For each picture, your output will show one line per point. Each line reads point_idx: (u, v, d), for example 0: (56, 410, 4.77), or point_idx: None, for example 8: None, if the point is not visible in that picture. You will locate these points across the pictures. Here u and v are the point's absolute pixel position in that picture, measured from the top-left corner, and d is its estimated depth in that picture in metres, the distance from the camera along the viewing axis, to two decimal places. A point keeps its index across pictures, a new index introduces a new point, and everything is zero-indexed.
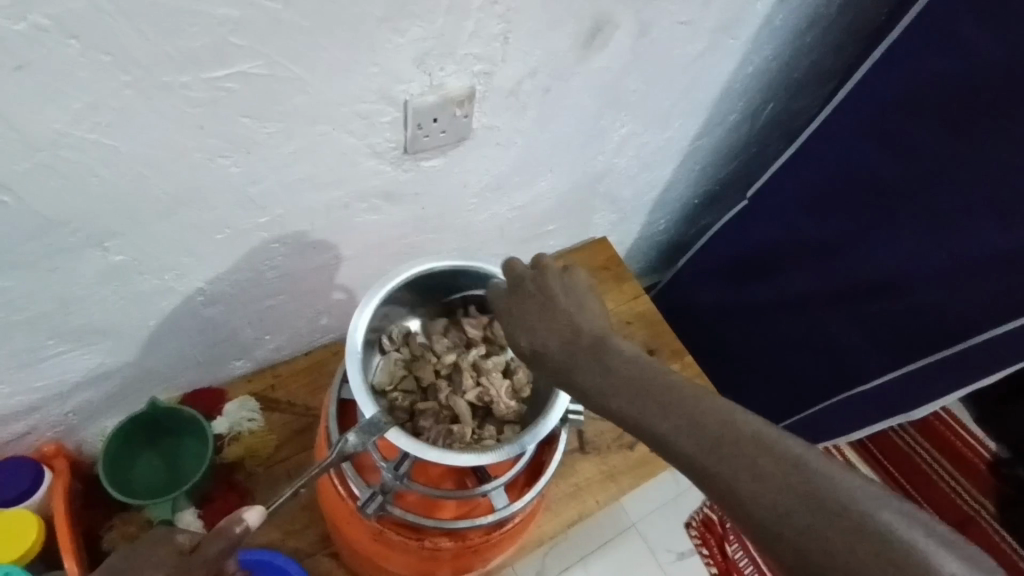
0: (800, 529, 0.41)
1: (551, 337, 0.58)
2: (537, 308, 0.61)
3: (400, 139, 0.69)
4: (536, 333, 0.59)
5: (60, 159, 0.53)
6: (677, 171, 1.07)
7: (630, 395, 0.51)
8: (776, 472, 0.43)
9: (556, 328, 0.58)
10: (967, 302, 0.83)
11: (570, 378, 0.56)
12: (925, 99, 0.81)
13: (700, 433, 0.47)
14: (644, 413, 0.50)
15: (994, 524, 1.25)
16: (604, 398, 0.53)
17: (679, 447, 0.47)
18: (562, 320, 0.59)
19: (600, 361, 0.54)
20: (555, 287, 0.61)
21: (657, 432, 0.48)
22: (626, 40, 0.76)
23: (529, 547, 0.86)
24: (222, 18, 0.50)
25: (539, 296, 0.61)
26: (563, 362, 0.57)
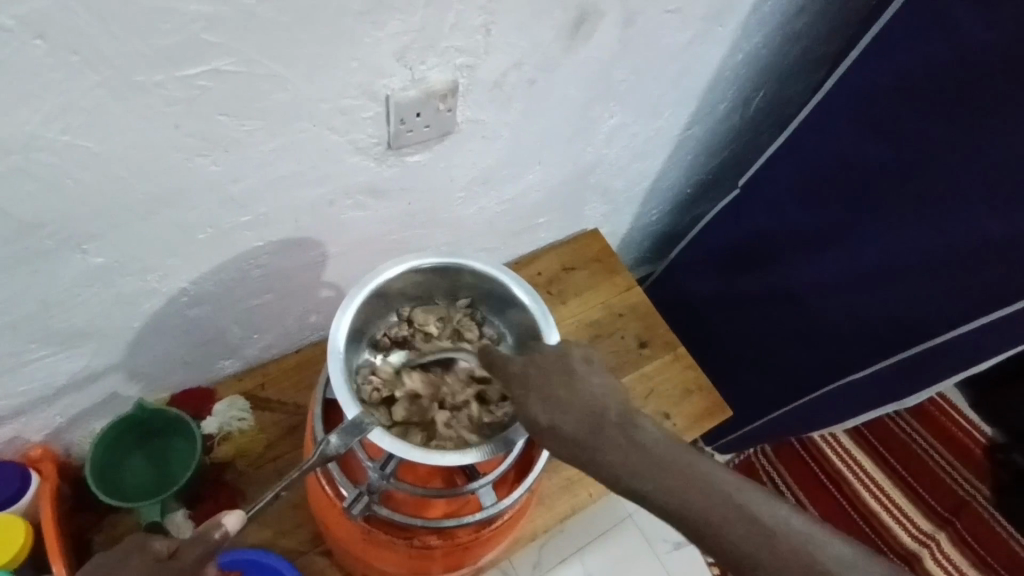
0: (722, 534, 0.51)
1: (569, 414, 0.58)
2: (556, 389, 0.60)
3: (383, 135, 0.68)
4: (558, 410, 0.59)
5: (33, 161, 0.52)
6: (668, 161, 1.06)
7: (660, 473, 0.54)
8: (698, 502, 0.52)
9: (580, 402, 0.59)
10: (959, 288, 0.82)
11: (597, 453, 0.56)
12: (917, 85, 0.80)
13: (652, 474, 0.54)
14: (673, 487, 0.53)
15: (990, 509, 1.28)
16: (633, 473, 0.54)
17: (698, 520, 0.51)
18: (585, 395, 0.59)
19: (619, 436, 0.56)
20: (567, 376, 0.61)
21: (681, 505, 0.52)
22: (613, 29, 0.74)
23: (522, 542, 0.85)
24: (194, 14, 0.49)
25: (556, 376, 0.61)
26: (585, 435, 0.57)
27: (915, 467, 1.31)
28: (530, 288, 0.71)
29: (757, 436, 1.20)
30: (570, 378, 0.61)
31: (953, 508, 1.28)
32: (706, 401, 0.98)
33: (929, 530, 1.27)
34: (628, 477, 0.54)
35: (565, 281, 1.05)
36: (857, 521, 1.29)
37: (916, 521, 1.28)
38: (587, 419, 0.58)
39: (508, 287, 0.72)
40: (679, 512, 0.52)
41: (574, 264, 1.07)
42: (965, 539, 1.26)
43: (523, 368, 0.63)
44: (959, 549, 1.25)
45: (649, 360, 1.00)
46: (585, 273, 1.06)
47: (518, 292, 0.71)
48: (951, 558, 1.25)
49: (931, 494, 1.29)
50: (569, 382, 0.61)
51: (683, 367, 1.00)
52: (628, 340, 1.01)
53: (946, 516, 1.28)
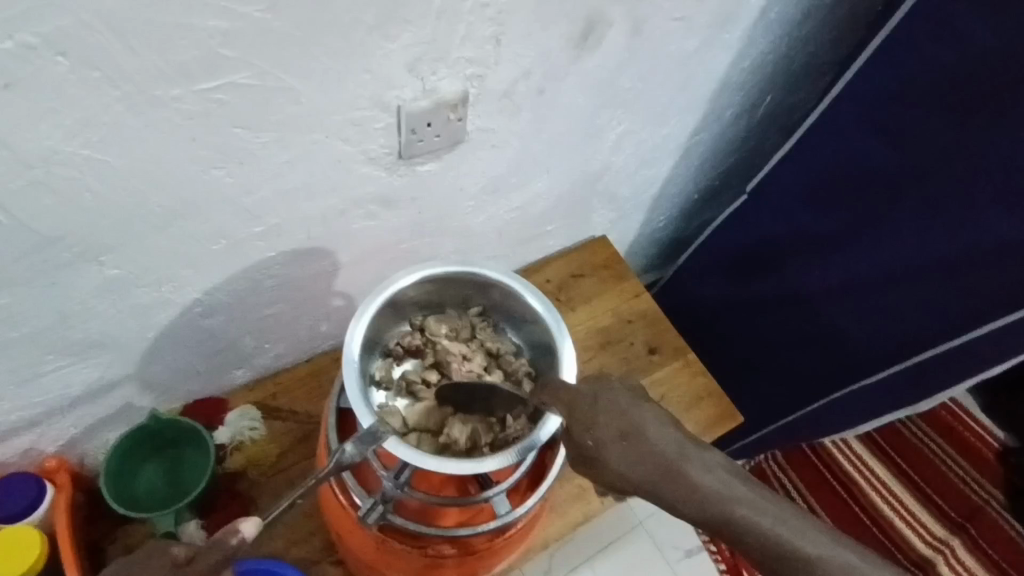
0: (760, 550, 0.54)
1: (651, 456, 0.57)
2: (627, 425, 0.58)
3: (394, 145, 0.69)
4: (628, 449, 0.57)
5: (52, 175, 0.53)
6: (675, 168, 1.07)
7: (744, 507, 0.55)
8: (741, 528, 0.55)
9: (639, 442, 0.57)
10: (970, 293, 0.82)
11: (681, 489, 0.56)
12: (925, 90, 0.80)
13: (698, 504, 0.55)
14: (758, 521, 0.54)
15: (1003, 513, 1.27)
16: (720, 507, 0.55)
17: (784, 555, 0.53)
18: (654, 431, 0.58)
19: (701, 468, 0.57)
20: (626, 407, 0.59)
21: (763, 539, 0.54)
22: (621, 38, 0.75)
23: (534, 550, 0.85)
24: (210, 29, 0.50)
25: (627, 409, 0.59)
26: (663, 471, 0.56)
27: (927, 473, 1.31)
28: (541, 296, 0.71)
29: (768, 441, 1.20)
30: (637, 410, 0.59)
31: (966, 514, 1.27)
32: (718, 407, 0.98)
33: (944, 536, 1.26)
34: (716, 511, 0.55)
35: (574, 288, 1.05)
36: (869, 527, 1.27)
37: (930, 526, 1.26)
38: (667, 455, 0.57)
39: (520, 295, 0.72)
40: (764, 545, 0.54)
41: (582, 271, 1.07)
42: (979, 544, 1.25)
43: (591, 397, 0.60)
44: (973, 555, 1.24)
45: (660, 366, 1.00)
46: (594, 280, 1.06)
47: (530, 299, 0.71)
48: (965, 563, 1.24)
49: (944, 499, 1.29)
50: (636, 414, 0.59)
51: (693, 373, 1.00)
52: (638, 346, 1.01)
53: (959, 521, 1.27)
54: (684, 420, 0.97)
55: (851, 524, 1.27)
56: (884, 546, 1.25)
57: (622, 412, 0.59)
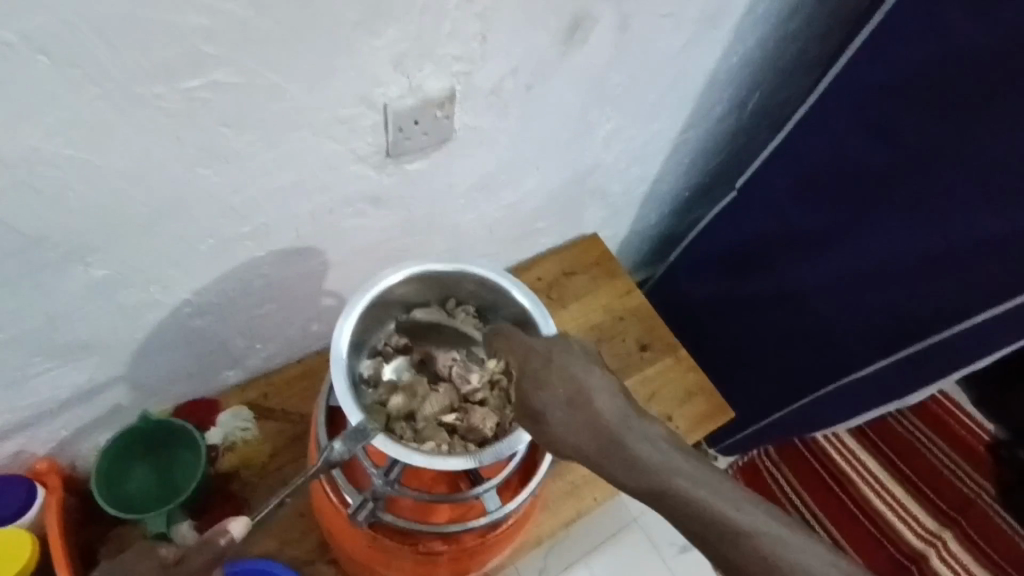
0: (692, 516, 0.51)
1: (591, 418, 0.56)
2: (574, 387, 0.58)
3: (382, 143, 0.69)
4: (572, 407, 0.57)
5: (36, 175, 0.53)
6: (666, 164, 1.07)
7: (678, 477, 0.53)
8: (672, 490, 0.52)
9: (583, 398, 0.57)
10: (957, 285, 0.83)
11: (617, 454, 0.55)
12: (911, 83, 0.80)
13: (626, 458, 0.54)
14: (688, 488, 0.52)
15: (996, 506, 1.25)
16: (654, 473, 0.53)
17: (716, 525, 0.50)
18: (600, 396, 0.57)
19: (639, 437, 0.55)
20: (576, 374, 0.59)
21: (689, 503, 0.51)
22: (607, 33, 0.75)
23: (527, 547, 0.85)
24: (193, 26, 0.50)
25: (575, 372, 0.59)
26: (601, 434, 0.55)
27: (917, 466, 1.30)
28: (529, 292, 0.71)
29: (761, 436, 1.20)
30: (587, 376, 0.59)
31: (957, 507, 1.26)
32: (710, 403, 0.98)
33: (936, 529, 1.25)
34: (649, 478, 0.53)
35: (566, 286, 1.05)
36: (860, 519, 1.30)
37: (923, 519, 1.27)
38: (606, 420, 0.56)
39: (508, 291, 0.72)
40: (695, 515, 0.51)
41: (574, 268, 1.07)
42: (972, 538, 1.24)
43: (544, 355, 0.61)
44: (966, 548, 1.23)
45: (651, 362, 1.00)
46: (584, 278, 1.06)
47: (518, 296, 0.72)
48: (960, 557, 1.23)
49: (934, 492, 1.28)
50: (585, 379, 0.59)
51: (685, 369, 1.00)
52: (629, 343, 1.01)
53: (952, 515, 1.26)
54: (676, 416, 0.97)
55: (841, 516, 1.31)
56: (875, 538, 1.28)
57: (572, 374, 0.59)
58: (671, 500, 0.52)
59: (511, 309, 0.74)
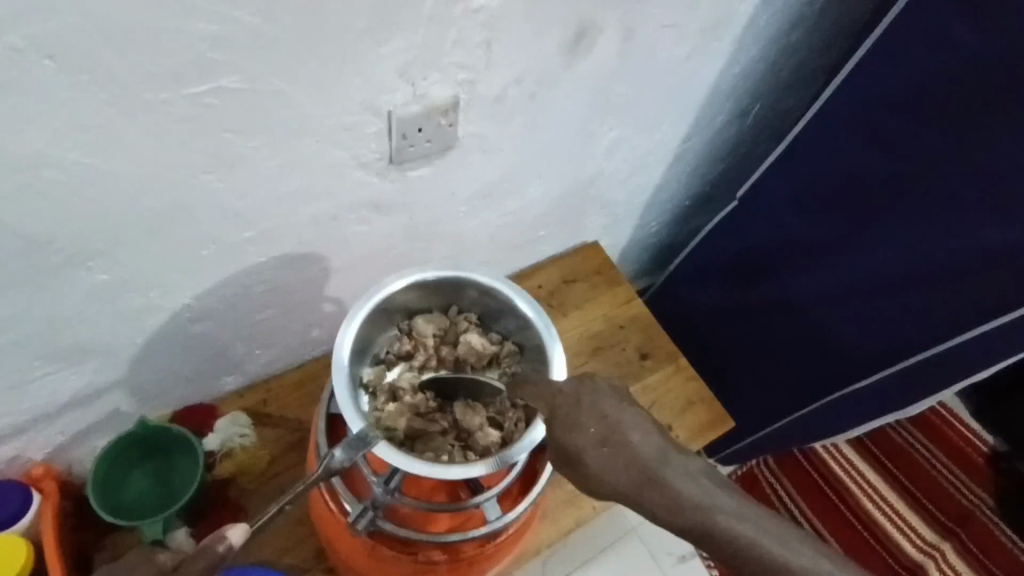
0: (738, 551, 0.53)
1: (632, 462, 0.57)
2: (610, 430, 0.58)
3: (386, 150, 0.69)
4: (613, 449, 0.57)
5: (41, 179, 0.53)
6: (667, 173, 1.07)
7: (719, 512, 0.54)
8: (718, 527, 0.53)
9: (622, 440, 0.57)
10: (958, 297, 0.83)
11: (659, 493, 0.55)
12: (913, 96, 0.81)
13: (670, 498, 0.55)
14: (732, 522, 0.53)
15: (993, 517, 1.28)
16: (695, 510, 0.54)
17: (762, 559, 0.52)
18: (633, 433, 0.58)
19: (679, 475, 0.56)
20: (611, 415, 0.59)
21: (734, 540, 0.53)
22: (611, 44, 0.75)
23: (526, 556, 0.85)
24: (202, 33, 0.50)
25: (609, 415, 0.59)
26: (643, 476, 0.56)
27: (918, 478, 1.31)
28: (532, 301, 0.71)
29: (760, 446, 1.20)
30: (622, 416, 0.59)
31: (957, 518, 1.28)
32: (709, 412, 0.98)
33: (934, 540, 1.26)
34: (694, 517, 0.54)
35: (567, 294, 1.05)
36: (859, 530, 1.28)
37: (921, 531, 1.27)
38: (641, 456, 0.57)
39: (509, 298, 0.72)
40: (741, 550, 0.53)
41: (575, 276, 1.07)
42: (972, 549, 1.25)
43: (572, 398, 0.60)
44: (966, 559, 1.24)
45: (652, 371, 1.00)
46: (585, 286, 1.06)
47: (521, 305, 0.71)
48: (958, 568, 1.24)
49: (934, 504, 1.29)
50: (622, 419, 0.59)
51: (686, 378, 1.00)
52: (629, 351, 1.01)
53: (950, 526, 1.27)
54: (676, 425, 0.97)
55: (840, 527, 1.28)
56: (875, 551, 1.26)
57: (609, 415, 0.59)
58: (718, 538, 0.53)
59: (513, 315, 0.74)
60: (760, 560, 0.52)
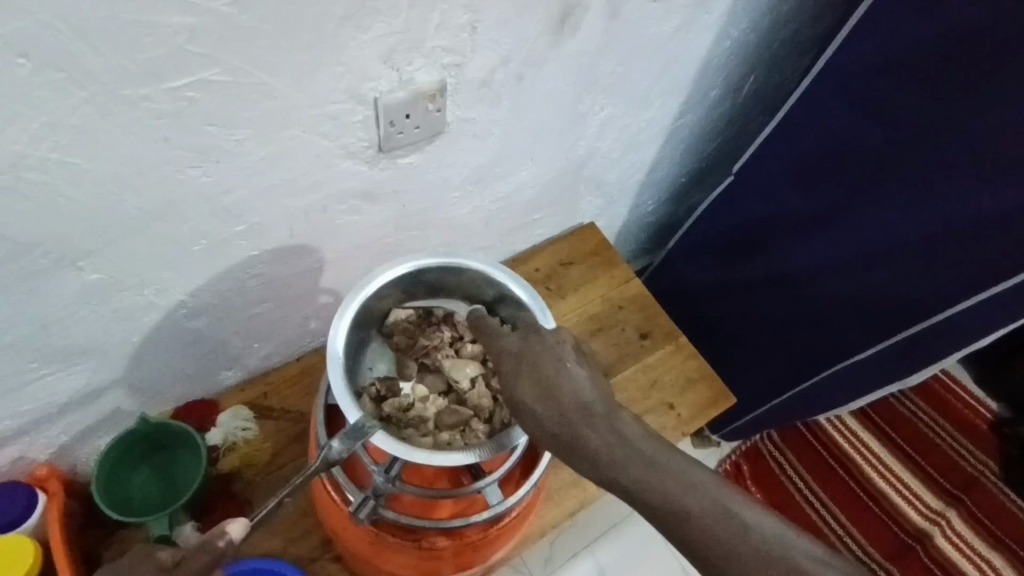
0: (649, 501, 0.51)
1: (556, 414, 0.56)
2: (544, 381, 0.57)
3: (373, 138, 0.68)
4: (544, 401, 0.56)
5: (23, 181, 0.52)
6: (661, 150, 1.06)
7: (637, 466, 0.52)
8: (627, 478, 0.52)
9: (559, 395, 0.56)
10: (957, 265, 0.82)
11: (579, 445, 0.54)
12: (905, 63, 0.80)
13: (589, 449, 0.53)
14: (645, 474, 0.51)
15: (998, 483, 1.28)
16: (615, 464, 0.52)
17: (667, 512, 0.50)
18: (570, 390, 0.57)
19: (606, 432, 0.54)
20: (544, 363, 0.59)
21: (649, 494, 0.51)
22: (598, 21, 0.74)
23: (532, 539, 0.85)
24: (177, 26, 0.49)
25: (548, 367, 0.58)
26: (569, 428, 0.55)
27: (922, 446, 1.32)
28: (525, 284, 0.72)
29: (763, 422, 1.20)
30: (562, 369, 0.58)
31: (962, 485, 1.28)
32: (711, 388, 0.98)
33: (939, 508, 1.26)
34: (610, 468, 0.52)
35: (563, 276, 1.05)
36: (863, 500, 1.28)
37: (926, 499, 1.27)
38: (573, 410, 0.55)
39: (505, 285, 0.72)
40: (653, 505, 0.51)
41: (571, 258, 1.06)
42: (977, 515, 1.26)
43: (516, 355, 0.61)
44: (971, 526, 1.24)
45: (652, 350, 1.00)
46: (582, 267, 1.06)
47: (514, 289, 0.72)
48: (964, 535, 1.24)
49: (939, 472, 1.29)
50: (561, 372, 0.58)
51: (686, 356, 1.00)
52: (628, 331, 1.01)
53: (956, 494, 1.27)
54: (677, 403, 0.97)
55: (844, 497, 1.29)
56: (879, 519, 1.26)
57: (549, 372, 0.58)
58: (635, 490, 0.52)
59: (506, 299, 0.74)
60: (672, 516, 0.50)
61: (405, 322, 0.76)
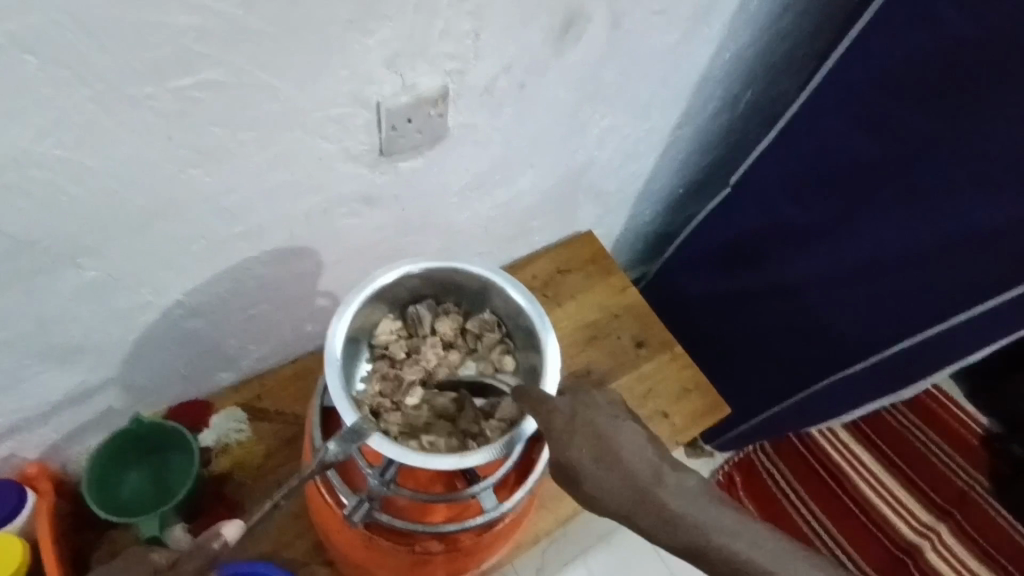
0: (732, 566, 0.53)
1: (625, 480, 0.56)
2: (603, 444, 0.57)
3: (375, 142, 0.68)
4: (612, 471, 0.56)
5: (25, 177, 0.52)
6: (660, 161, 1.07)
7: (716, 531, 0.53)
8: (705, 545, 0.53)
9: (628, 463, 0.56)
10: (953, 280, 0.83)
11: (654, 513, 0.54)
12: (902, 80, 0.81)
13: (663, 515, 0.54)
14: (723, 542, 0.53)
15: (987, 498, 1.29)
16: (692, 530, 0.53)
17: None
18: (630, 451, 0.57)
19: (675, 492, 0.55)
20: (599, 425, 0.58)
21: (732, 561, 0.53)
22: (601, 31, 0.75)
23: (524, 546, 0.85)
24: (184, 26, 0.49)
25: (604, 428, 0.58)
26: (641, 494, 0.55)
27: (912, 459, 1.32)
28: (524, 288, 0.72)
29: (757, 432, 1.20)
30: (617, 431, 0.58)
31: (952, 499, 1.29)
32: (705, 399, 0.98)
33: (930, 522, 1.26)
34: (685, 535, 0.53)
35: (561, 284, 1.05)
36: (855, 512, 1.28)
37: (916, 513, 1.27)
38: (640, 478, 0.56)
39: (503, 289, 0.72)
40: (734, 571, 0.53)
41: (569, 266, 1.07)
42: (966, 529, 1.26)
43: (567, 414, 0.59)
44: (960, 540, 1.25)
45: (647, 359, 1.00)
46: (580, 275, 1.06)
47: (513, 293, 0.72)
48: (954, 549, 1.24)
49: (929, 485, 1.30)
50: (618, 432, 0.58)
51: (681, 365, 1.00)
52: (625, 340, 1.01)
53: (945, 508, 1.28)
54: (672, 413, 0.97)
55: (836, 509, 1.29)
56: (871, 532, 1.27)
57: (605, 432, 0.58)
58: (714, 557, 0.53)
59: (506, 302, 0.74)
60: None
61: (397, 335, 0.77)
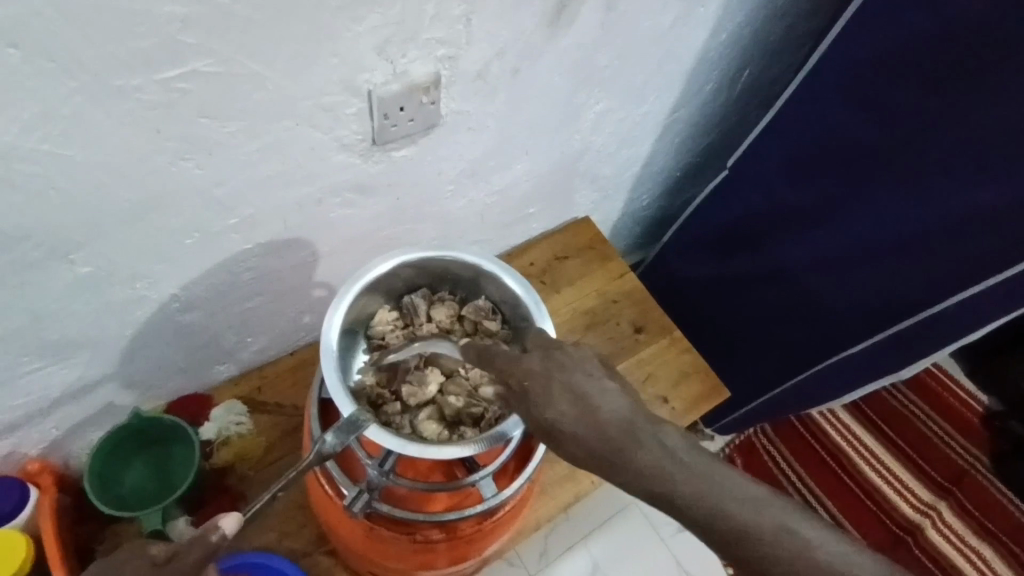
0: (710, 522, 0.47)
1: (596, 428, 0.50)
2: (575, 390, 0.52)
3: (367, 131, 0.68)
4: (582, 417, 0.51)
5: (12, 171, 0.52)
6: (656, 145, 1.06)
7: (691, 483, 0.47)
8: (681, 498, 0.47)
9: (603, 412, 0.51)
10: (953, 260, 0.82)
11: (625, 466, 0.49)
12: (900, 58, 0.80)
13: (638, 467, 0.48)
14: (702, 494, 0.47)
15: (988, 476, 1.30)
16: (668, 481, 0.48)
17: (733, 533, 0.46)
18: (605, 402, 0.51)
19: (651, 444, 0.49)
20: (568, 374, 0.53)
21: (710, 513, 0.47)
22: (594, 14, 0.74)
23: (526, 532, 0.86)
24: (168, 15, 0.48)
25: (573, 375, 0.53)
26: (614, 445, 0.49)
27: (913, 439, 1.33)
28: (520, 276, 0.72)
29: (757, 415, 1.20)
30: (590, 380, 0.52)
31: (953, 478, 1.29)
32: (703, 383, 0.98)
33: (931, 501, 1.27)
34: (659, 487, 0.48)
35: (559, 271, 1.04)
36: (855, 492, 1.29)
37: (918, 492, 1.28)
38: (613, 428, 0.50)
39: (499, 277, 0.72)
40: (713, 525, 0.47)
41: (566, 252, 1.06)
42: (967, 507, 1.27)
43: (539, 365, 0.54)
44: (961, 517, 1.26)
45: (646, 345, 1.00)
46: (577, 262, 1.05)
47: (509, 281, 0.72)
48: (954, 527, 1.25)
49: (930, 464, 1.30)
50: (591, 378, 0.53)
51: (679, 350, 1.00)
52: (623, 326, 1.01)
53: (946, 487, 1.29)
54: (671, 397, 0.97)
55: (837, 489, 1.29)
56: (872, 512, 1.27)
57: (575, 379, 0.53)
58: (693, 512, 0.47)
59: (502, 290, 0.74)
60: (742, 540, 0.46)
61: (393, 325, 0.77)
